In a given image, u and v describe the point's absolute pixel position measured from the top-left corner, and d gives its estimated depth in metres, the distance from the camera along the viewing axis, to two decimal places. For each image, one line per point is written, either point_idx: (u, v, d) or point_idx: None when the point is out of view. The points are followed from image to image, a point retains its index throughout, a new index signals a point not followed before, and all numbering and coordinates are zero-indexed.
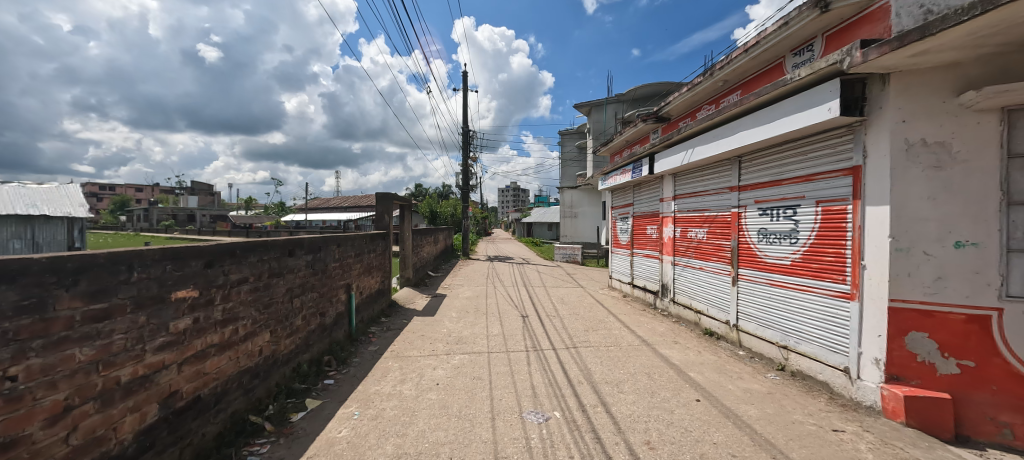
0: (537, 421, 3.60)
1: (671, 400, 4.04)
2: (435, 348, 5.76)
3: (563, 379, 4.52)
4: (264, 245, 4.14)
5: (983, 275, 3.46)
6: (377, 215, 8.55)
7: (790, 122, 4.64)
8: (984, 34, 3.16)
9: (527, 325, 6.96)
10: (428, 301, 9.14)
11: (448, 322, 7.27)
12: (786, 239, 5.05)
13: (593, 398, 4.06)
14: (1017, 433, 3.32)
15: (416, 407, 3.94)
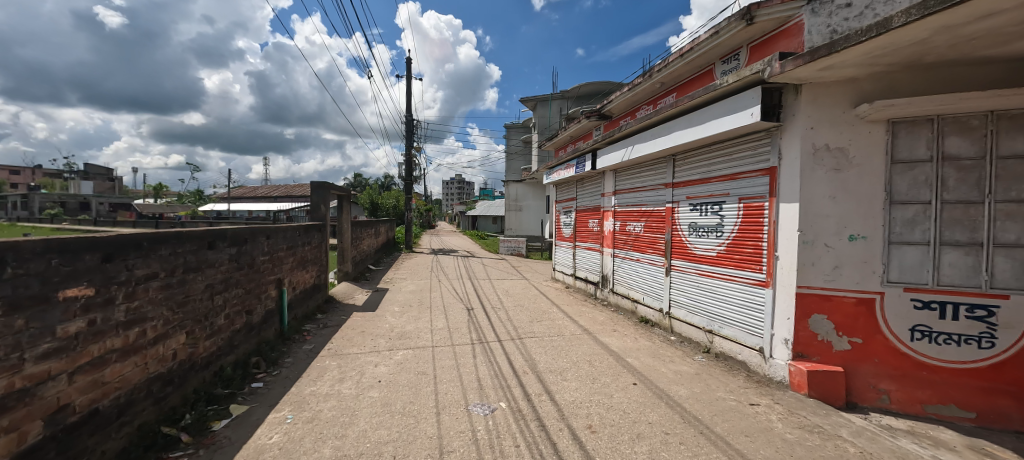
0: (483, 413, 3.67)
1: (611, 384, 4.29)
2: (377, 344, 5.64)
3: (508, 370, 4.63)
4: (178, 237, 3.83)
5: (870, 264, 3.97)
6: (312, 205, 8.14)
7: (717, 125, 5.04)
8: (877, 54, 3.62)
9: (472, 318, 7.01)
10: (369, 296, 8.90)
11: (390, 316, 7.15)
12: (712, 233, 5.49)
13: (538, 387, 4.20)
14: (893, 398, 3.87)
15: (356, 407, 3.86)
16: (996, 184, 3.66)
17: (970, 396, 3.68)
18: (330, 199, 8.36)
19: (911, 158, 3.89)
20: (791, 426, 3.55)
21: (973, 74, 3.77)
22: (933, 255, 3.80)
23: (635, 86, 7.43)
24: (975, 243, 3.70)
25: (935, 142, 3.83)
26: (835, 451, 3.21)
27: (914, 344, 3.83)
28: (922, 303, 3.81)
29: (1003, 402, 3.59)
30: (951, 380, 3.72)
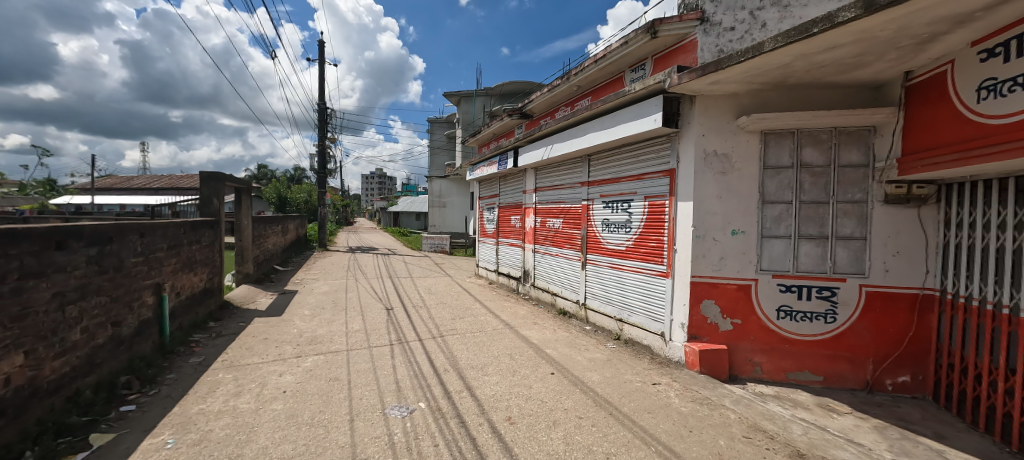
0: (401, 415, 3.63)
1: (530, 376, 4.49)
2: (282, 352, 5.29)
3: (427, 369, 4.62)
4: (13, 236, 3.24)
5: (747, 255, 4.59)
6: (202, 199, 7.36)
7: (625, 128, 5.45)
8: (753, 74, 4.18)
9: (391, 318, 6.85)
10: (275, 299, 8.28)
11: (299, 321, 6.73)
12: (622, 229, 5.94)
13: (458, 383, 4.26)
14: (765, 369, 4.53)
15: (256, 422, 3.57)
16: (838, 187, 4.42)
17: (820, 363, 4.42)
18: (224, 193, 7.61)
19: (778, 164, 4.55)
20: (685, 400, 4.00)
21: (823, 95, 4.51)
22: (794, 247, 4.50)
23: (554, 88, 7.74)
24: (823, 236, 4.44)
25: (795, 151, 4.52)
26: (720, 419, 3.68)
27: (780, 322, 4.50)
28: (786, 288, 4.50)
29: (843, 366, 4.38)
30: (807, 351, 4.44)
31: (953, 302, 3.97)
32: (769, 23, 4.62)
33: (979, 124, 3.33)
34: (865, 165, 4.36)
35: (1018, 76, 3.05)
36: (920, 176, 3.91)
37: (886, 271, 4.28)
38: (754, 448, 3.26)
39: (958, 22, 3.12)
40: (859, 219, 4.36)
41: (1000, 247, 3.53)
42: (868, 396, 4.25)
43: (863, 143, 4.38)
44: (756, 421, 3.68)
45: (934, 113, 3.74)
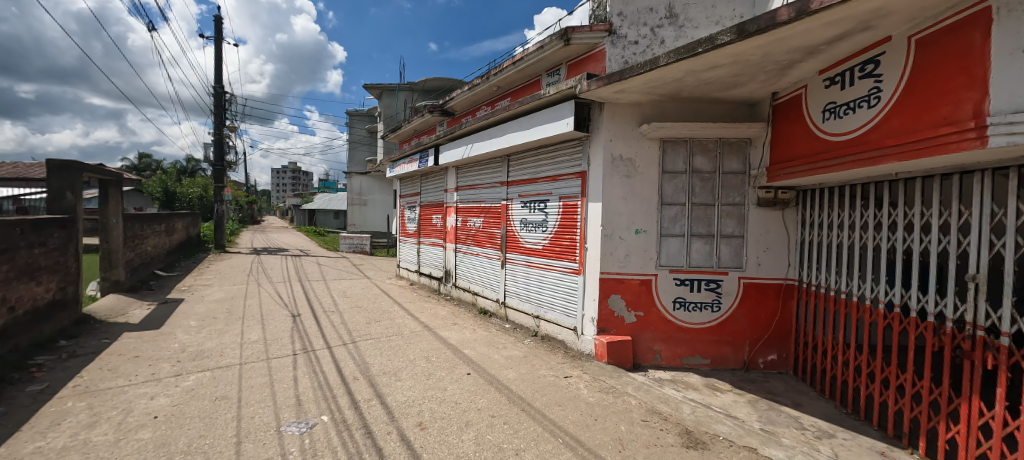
0: (298, 431, 3.40)
1: (445, 378, 4.47)
2: (158, 371, 4.68)
3: (334, 379, 4.39)
4: None
5: (649, 252, 4.99)
6: (51, 195, 6.22)
7: (541, 130, 5.63)
8: (652, 85, 4.55)
9: (298, 325, 6.41)
10: (154, 311, 7.31)
11: (183, 334, 6.02)
12: (539, 228, 6.14)
13: (368, 392, 4.12)
14: (663, 356, 4.98)
15: (115, 455, 3.07)
16: (722, 191, 4.97)
17: (708, 348, 4.96)
18: (81, 186, 6.57)
19: (673, 170, 4.99)
20: (593, 390, 4.27)
21: (711, 109, 5.04)
22: (687, 245, 4.97)
23: (474, 86, 7.75)
24: (711, 235, 4.96)
25: (688, 158, 4.99)
26: (623, 405, 3.98)
27: (675, 313, 4.96)
28: (680, 281, 4.96)
29: (726, 349, 4.95)
30: (697, 337, 4.95)
31: (808, 290, 4.67)
32: (667, 40, 5.12)
33: (825, 140, 3.95)
34: (744, 172, 4.95)
35: (852, 101, 3.68)
36: (785, 182, 4.54)
37: (759, 265, 4.91)
38: (651, 430, 3.58)
39: (808, 52, 3.69)
40: (739, 219, 4.94)
41: (841, 244, 4.22)
42: (746, 374, 4.85)
43: (741, 152, 4.97)
44: (654, 404, 4.05)
45: (794, 129, 4.37)
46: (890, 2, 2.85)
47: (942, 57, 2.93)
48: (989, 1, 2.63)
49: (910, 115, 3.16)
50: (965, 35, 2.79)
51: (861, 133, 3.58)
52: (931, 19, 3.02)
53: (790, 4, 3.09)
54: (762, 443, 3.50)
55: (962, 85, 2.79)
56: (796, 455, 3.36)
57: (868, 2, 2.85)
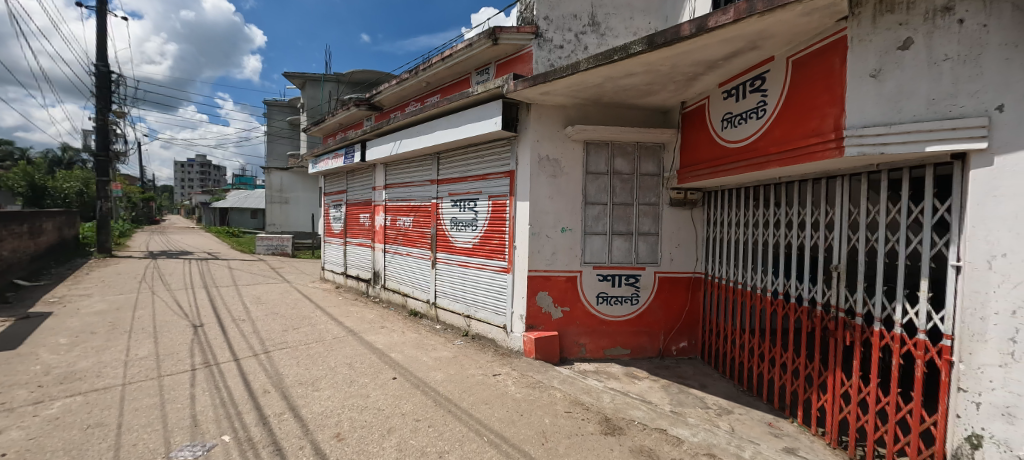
0: (193, 456, 3.07)
1: (368, 384, 4.32)
2: (12, 399, 3.99)
3: (239, 394, 4.04)
4: None
5: (574, 249, 5.18)
6: None
7: (469, 128, 5.60)
8: (575, 89, 4.73)
9: (200, 337, 5.81)
10: (10, 328, 6.22)
11: (48, 354, 5.19)
12: (468, 227, 6.11)
13: (280, 405, 3.85)
14: (588, 349, 5.20)
15: None
16: (640, 191, 5.28)
17: (628, 339, 5.25)
18: None
19: (596, 170, 5.22)
20: (520, 387, 4.37)
21: (630, 113, 5.31)
22: (609, 242, 5.22)
23: (403, 81, 7.51)
24: (630, 232, 5.25)
25: (610, 160, 5.24)
26: (547, 399, 4.14)
27: (598, 307, 5.19)
28: (603, 277, 5.20)
29: (644, 339, 5.28)
30: (618, 329, 5.23)
31: (713, 283, 5.12)
32: (589, 47, 5.32)
33: (724, 146, 4.40)
34: (658, 174, 5.31)
35: (744, 112, 4.16)
36: (692, 184, 4.96)
37: (672, 260, 5.29)
38: (573, 421, 3.78)
39: (709, 66, 4.14)
40: (654, 218, 5.28)
41: (739, 240, 4.69)
42: (661, 361, 5.22)
43: (655, 156, 5.31)
44: (577, 396, 4.26)
45: (699, 136, 4.79)
46: (770, 26, 3.41)
47: (811, 80, 3.50)
48: (847, 30, 3.21)
49: (789, 127, 3.68)
50: (829, 59, 3.35)
51: (751, 141, 4.07)
52: (805, 43, 3.56)
53: (691, 21, 3.50)
54: (671, 424, 3.83)
55: (828, 102, 3.35)
56: (699, 432, 3.71)
57: (754, 23, 3.35)
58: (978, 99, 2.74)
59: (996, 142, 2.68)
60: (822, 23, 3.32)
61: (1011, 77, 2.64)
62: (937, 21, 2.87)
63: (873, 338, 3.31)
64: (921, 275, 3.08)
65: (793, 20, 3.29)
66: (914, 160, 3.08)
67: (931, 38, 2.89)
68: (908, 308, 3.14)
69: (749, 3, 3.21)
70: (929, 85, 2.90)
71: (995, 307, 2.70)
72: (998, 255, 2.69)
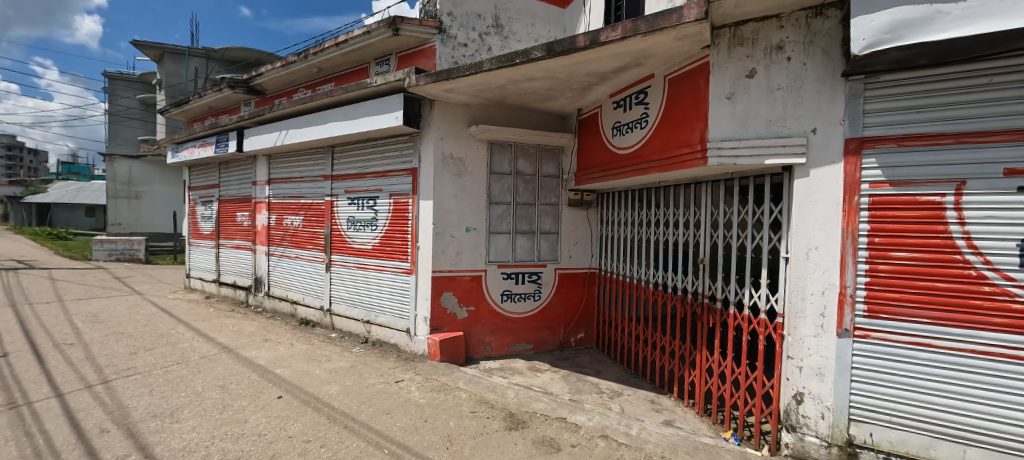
0: None
1: (246, 407, 3.88)
2: None
3: (65, 438, 3.32)
4: None
5: (479, 249, 5.21)
6: None
7: (368, 122, 5.28)
8: (478, 89, 4.74)
9: (8, 370, 4.65)
10: None
11: None
12: (368, 227, 5.78)
13: (127, 445, 3.26)
14: (493, 347, 5.29)
15: None
16: (541, 192, 5.50)
17: (532, 334, 5.46)
18: None
19: (500, 171, 5.31)
20: (424, 392, 4.31)
21: (531, 117, 5.49)
22: (512, 241, 5.36)
23: (289, 64, 6.80)
24: (533, 232, 5.45)
25: (513, 160, 5.36)
26: (453, 401, 4.15)
27: (503, 305, 5.30)
28: (507, 275, 5.32)
29: (546, 333, 5.53)
30: (522, 326, 5.40)
31: (606, 277, 5.54)
32: (493, 47, 5.38)
33: (615, 152, 4.78)
34: (558, 175, 5.58)
35: (631, 122, 4.56)
36: (588, 186, 5.30)
37: (571, 257, 5.61)
38: (477, 420, 3.84)
39: (601, 77, 4.46)
40: (554, 217, 5.55)
41: (628, 238, 5.16)
42: (561, 353, 5.52)
43: (555, 159, 5.57)
44: (482, 394, 4.33)
45: (593, 142, 5.14)
46: (651, 46, 3.79)
47: (683, 97, 3.99)
48: (709, 57, 3.72)
49: (666, 137, 4.13)
50: (696, 81, 3.85)
51: (637, 149, 4.48)
52: (678, 64, 4.04)
53: (585, 34, 3.73)
54: (570, 412, 4.07)
55: (695, 117, 3.84)
56: (594, 416, 4.01)
57: (639, 42, 3.72)
58: (800, 123, 3.37)
59: (812, 157, 3.33)
60: (692, 48, 3.79)
61: (821, 105, 3.28)
62: (773, 57, 3.47)
63: (729, 319, 3.90)
64: (763, 266, 3.70)
65: (669, 43, 3.72)
66: (758, 170, 3.68)
67: (769, 71, 3.48)
68: (753, 293, 3.75)
69: (634, 24, 3.55)
70: (768, 109, 3.49)
71: (811, 289, 3.36)
72: (813, 248, 3.35)
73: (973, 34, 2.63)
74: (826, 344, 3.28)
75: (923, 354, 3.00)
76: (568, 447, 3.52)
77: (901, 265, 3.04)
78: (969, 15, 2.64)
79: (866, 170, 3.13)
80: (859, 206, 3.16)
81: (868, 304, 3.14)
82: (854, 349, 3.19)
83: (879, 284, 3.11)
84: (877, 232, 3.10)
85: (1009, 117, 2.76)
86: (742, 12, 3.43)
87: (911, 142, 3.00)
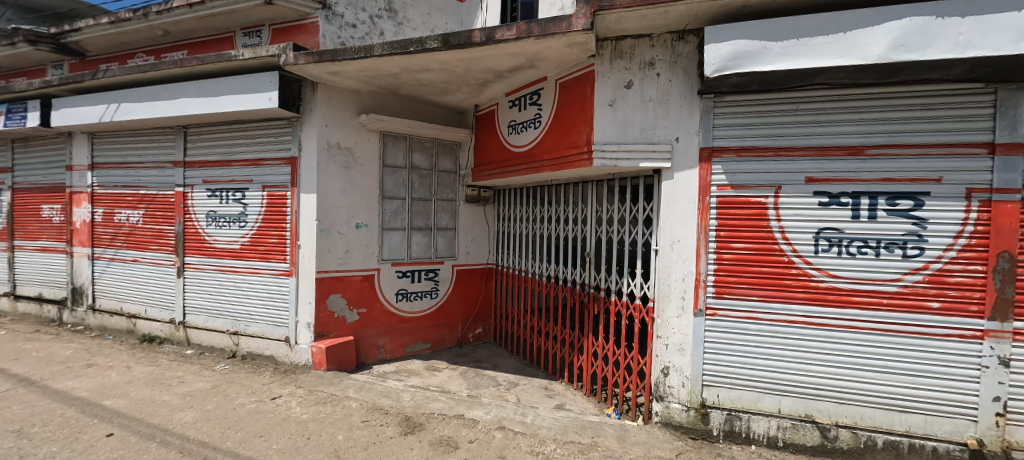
0: None
1: (62, 453, 3.11)
2: None
3: None
4: None
5: (370, 246, 4.91)
6: None
7: (233, 101, 4.55)
8: (368, 74, 4.42)
9: None
10: None
11: None
12: (234, 223, 5.01)
13: None
14: (387, 349, 5.08)
15: None
16: (438, 187, 5.37)
17: (429, 333, 5.36)
18: None
19: (393, 164, 5.06)
20: (308, 407, 3.93)
21: (426, 109, 5.34)
22: (407, 238, 5.15)
23: (122, 22, 5.52)
24: (429, 228, 5.30)
25: (407, 154, 5.15)
26: (341, 413, 3.85)
27: (397, 305, 5.10)
28: (402, 273, 5.11)
29: (444, 331, 5.46)
30: (418, 325, 5.27)
31: (502, 272, 5.65)
32: (386, 33, 5.08)
33: (510, 150, 4.89)
34: (454, 171, 5.51)
35: (525, 121, 4.71)
36: (485, 182, 5.34)
37: (468, 253, 5.60)
38: (369, 429, 3.62)
39: (497, 75, 4.51)
40: (451, 213, 5.47)
41: (521, 233, 5.34)
42: (459, 350, 5.51)
43: (452, 154, 5.49)
44: (375, 401, 4.09)
45: (489, 139, 5.18)
46: (543, 50, 3.95)
47: (571, 101, 4.24)
48: (594, 66, 4.02)
49: (557, 138, 4.35)
50: (583, 87, 4.13)
51: (530, 148, 4.65)
52: (568, 70, 4.28)
53: (481, 29, 3.73)
54: (468, 408, 4.07)
55: (582, 121, 4.11)
56: (492, 409, 4.07)
57: (532, 45, 3.85)
58: (667, 132, 3.83)
59: (677, 162, 3.81)
60: (579, 56, 4.05)
61: (682, 116, 3.79)
62: (646, 72, 3.88)
63: (611, 305, 4.27)
64: (637, 257, 4.09)
65: (560, 49, 3.92)
66: (634, 172, 4.08)
67: (642, 83, 3.89)
68: (630, 282, 4.14)
69: (528, 26, 3.66)
70: (642, 117, 3.90)
71: (674, 276, 3.86)
72: (676, 241, 3.84)
73: (785, 69, 3.30)
74: (686, 323, 3.83)
75: (752, 325, 3.67)
76: (466, 443, 3.53)
77: (739, 254, 3.68)
78: (784, 53, 3.29)
79: (714, 176, 3.72)
80: (710, 205, 3.73)
81: (716, 287, 3.75)
82: (706, 326, 3.78)
83: (723, 270, 3.73)
84: (723, 226, 3.71)
85: (810, 136, 3.51)
86: (622, 28, 3.77)
87: (747, 153, 3.65)
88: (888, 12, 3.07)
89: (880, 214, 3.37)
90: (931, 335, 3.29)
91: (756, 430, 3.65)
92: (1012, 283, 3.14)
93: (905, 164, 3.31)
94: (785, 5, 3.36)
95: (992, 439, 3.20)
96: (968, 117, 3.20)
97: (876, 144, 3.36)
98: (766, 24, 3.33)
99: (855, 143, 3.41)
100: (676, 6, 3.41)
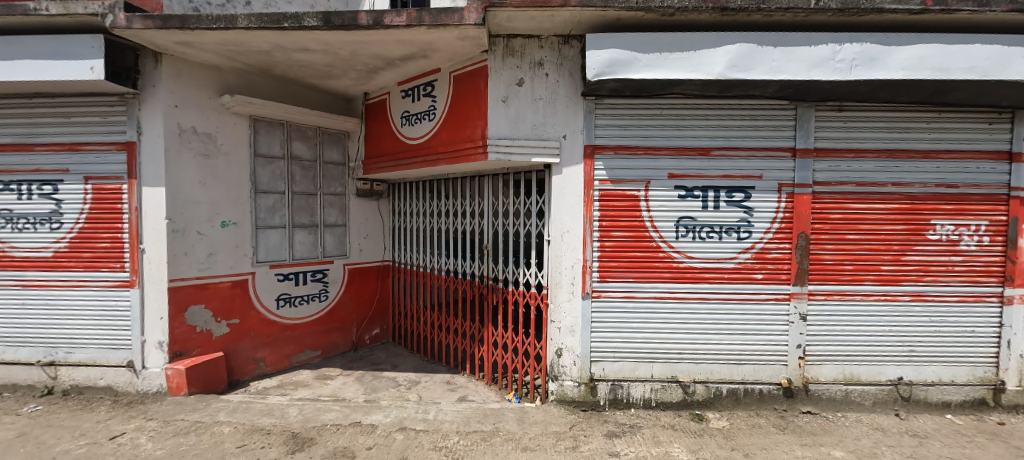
0: None
1: None
2: None
3: None
4: None
5: (241, 248, 4.29)
6: None
7: (33, 68, 3.52)
8: (231, 49, 3.83)
9: None
10: None
11: None
12: (43, 224, 3.93)
13: None
14: (267, 362, 4.53)
15: None
16: (323, 180, 4.91)
17: (317, 339, 4.92)
18: None
19: (268, 153, 4.47)
20: (163, 440, 3.31)
21: (307, 94, 4.84)
22: (288, 236, 4.62)
23: None
24: (314, 225, 4.83)
25: (285, 142, 4.60)
26: (211, 441, 3.33)
27: (278, 311, 4.58)
28: (283, 276, 4.59)
29: (336, 336, 5.07)
30: (304, 332, 4.81)
31: (399, 268, 5.42)
32: (253, 2, 4.54)
33: (402, 142, 4.71)
34: (343, 163, 5.10)
35: (418, 112, 4.57)
36: (377, 175, 5.05)
37: (361, 251, 5.24)
38: (248, 454, 3.21)
39: (387, 63, 4.28)
40: (340, 208, 5.06)
41: (416, 228, 5.21)
42: (354, 354, 5.17)
43: (340, 144, 5.07)
44: (253, 421, 3.62)
45: (380, 129, 4.91)
46: (435, 40, 3.87)
47: (464, 94, 4.24)
48: (486, 61, 4.08)
49: (452, 131, 4.31)
50: (476, 81, 4.15)
51: (424, 140, 4.53)
52: (461, 63, 4.26)
53: (367, 12, 3.50)
54: (365, 413, 3.86)
55: (476, 115, 4.14)
56: (392, 411, 3.92)
57: (423, 34, 3.74)
58: (556, 129, 4.08)
59: (565, 159, 4.09)
60: (472, 50, 4.07)
61: (569, 116, 4.08)
62: (535, 71, 4.07)
63: (509, 295, 4.42)
64: (532, 248, 4.28)
65: (453, 41, 3.89)
66: (527, 167, 4.24)
67: (532, 82, 4.07)
68: (526, 272, 4.31)
69: (418, 14, 3.54)
70: (532, 114, 4.08)
71: (566, 264, 4.15)
72: (566, 231, 4.12)
73: (652, 77, 3.70)
74: (576, 306, 4.16)
75: (629, 303, 4.16)
76: (365, 451, 3.35)
77: (618, 242, 4.13)
78: (651, 64, 3.70)
79: (597, 172, 4.09)
80: (594, 198, 4.10)
81: (600, 272, 4.15)
82: (594, 309, 4.16)
83: (605, 256, 4.14)
84: (605, 217, 4.12)
85: (672, 138, 4.08)
86: (512, 26, 3.89)
87: (623, 151, 4.08)
88: (726, 37, 3.66)
89: (722, 204, 4.08)
90: (756, 301, 4.12)
91: (634, 394, 4.17)
92: (807, 256, 4.08)
93: (739, 164, 4.06)
94: (651, 22, 3.83)
95: (797, 377, 4.14)
96: (779, 127, 4.05)
97: (719, 146, 4.06)
98: (636, 37, 3.72)
99: (704, 145, 4.07)
100: (562, 12, 3.64)
